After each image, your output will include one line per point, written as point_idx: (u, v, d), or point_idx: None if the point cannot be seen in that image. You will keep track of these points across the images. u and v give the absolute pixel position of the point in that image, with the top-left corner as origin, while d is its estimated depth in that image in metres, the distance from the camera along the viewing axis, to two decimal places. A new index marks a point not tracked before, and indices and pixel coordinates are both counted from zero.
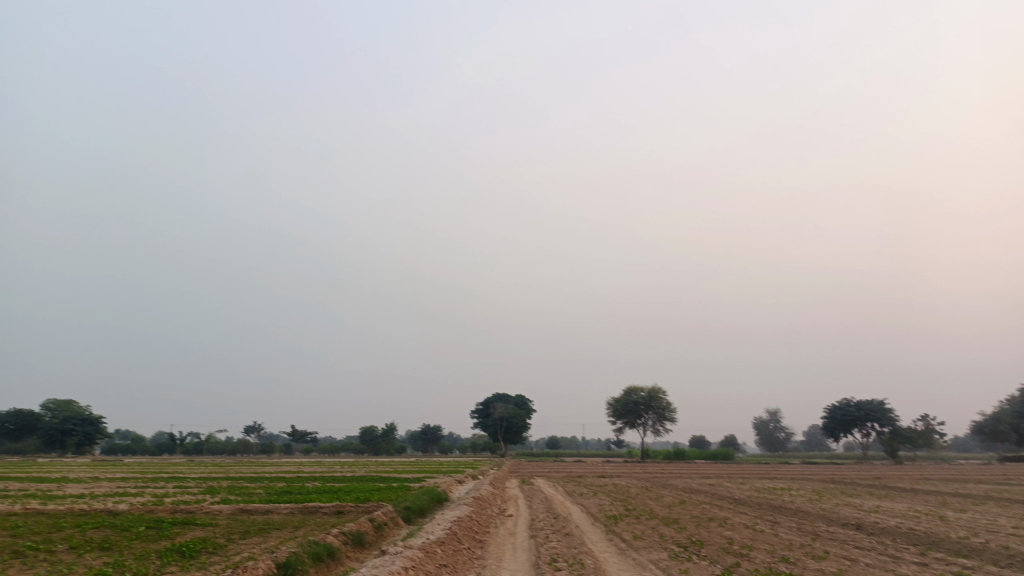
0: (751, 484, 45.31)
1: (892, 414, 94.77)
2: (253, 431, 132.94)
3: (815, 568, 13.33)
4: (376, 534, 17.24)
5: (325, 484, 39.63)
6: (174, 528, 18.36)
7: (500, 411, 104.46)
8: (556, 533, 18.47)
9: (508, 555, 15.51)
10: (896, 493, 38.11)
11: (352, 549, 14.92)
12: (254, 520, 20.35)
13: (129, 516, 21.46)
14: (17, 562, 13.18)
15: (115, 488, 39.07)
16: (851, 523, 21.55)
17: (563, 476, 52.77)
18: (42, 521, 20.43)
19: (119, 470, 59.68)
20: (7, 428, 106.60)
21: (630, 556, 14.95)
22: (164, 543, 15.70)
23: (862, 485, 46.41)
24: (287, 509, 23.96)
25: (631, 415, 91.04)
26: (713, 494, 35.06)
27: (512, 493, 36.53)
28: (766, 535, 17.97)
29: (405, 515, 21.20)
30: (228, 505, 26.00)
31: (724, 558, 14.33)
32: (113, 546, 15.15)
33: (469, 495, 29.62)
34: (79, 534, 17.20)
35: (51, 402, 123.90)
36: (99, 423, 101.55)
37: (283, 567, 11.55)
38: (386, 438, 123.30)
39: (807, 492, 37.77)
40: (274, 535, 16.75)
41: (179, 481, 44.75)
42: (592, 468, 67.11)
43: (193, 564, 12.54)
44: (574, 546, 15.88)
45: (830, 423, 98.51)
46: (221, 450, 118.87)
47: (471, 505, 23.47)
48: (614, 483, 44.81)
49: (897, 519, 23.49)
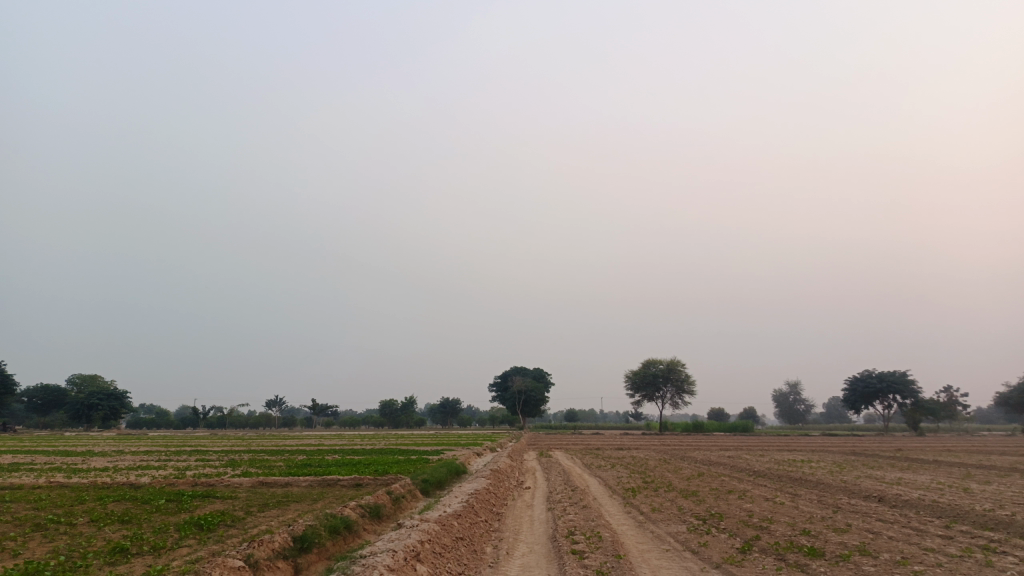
0: (771, 456, 45.00)
1: (914, 385, 93.76)
2: (276, 405, 134.65)
3: (839, 541, 13.08)
4: (394, 506, 17.23)
5: (345, 456, 40.01)
6: (194, 501, 18.48)
7: (519, 384, 104.79)
8: (573, 505, 18.39)
9: (526, 528, 15.39)
10: (919, 465, 37.61)
11: (369, 522, 14.91)
12: (273, 493, 20.42)
13: (150, 489, 21.69)
14: (38, 535, 13.24)
15: (138, 461, 39.67)
16: (873, 495, 21.23)
17: (581, 449, 52.81)
18: (65, 494, 20.66)
19: (144, 444, 60.47)
20: (35, 403, 108.70)
21: (648, 529, 14.78)
22: (182, 516, 15.75)
23: (884, 457, 45.97)
24: (306, 482, 24.10)
25: (649, 387, 90.91)
26: (733, 466, 34.94)
27: (530, 466, 36.64)
28: (787, 508, 17.70)
29: (422, 487, 21.20)
30: (248, 478, 26.21)
31: (744, 531, 14.09)
32: (132, 519, 15.22)
33: (487, 468, 29.69)
34: (99, 507, 17.31)
35: (77, 377, 126.15)
36: (124, 397, 103.07)
37: (299, 541, 11.47)
38: (406, 411, 124.32)
39: (828, 464, 37.46)
40: (292, 508, 16.78)
41: (202, 454, 45.46)
42: (610, 440, 67.15)
43: (211, 537, 12.55)
44: (591, 519, 15.76)
45: (852, 394, 97.73)
46: (243, 424, 120.59)
47: (489, 478, 23.46)
48: (633, 456, 44.68)
49: (921, 491, 23.13)
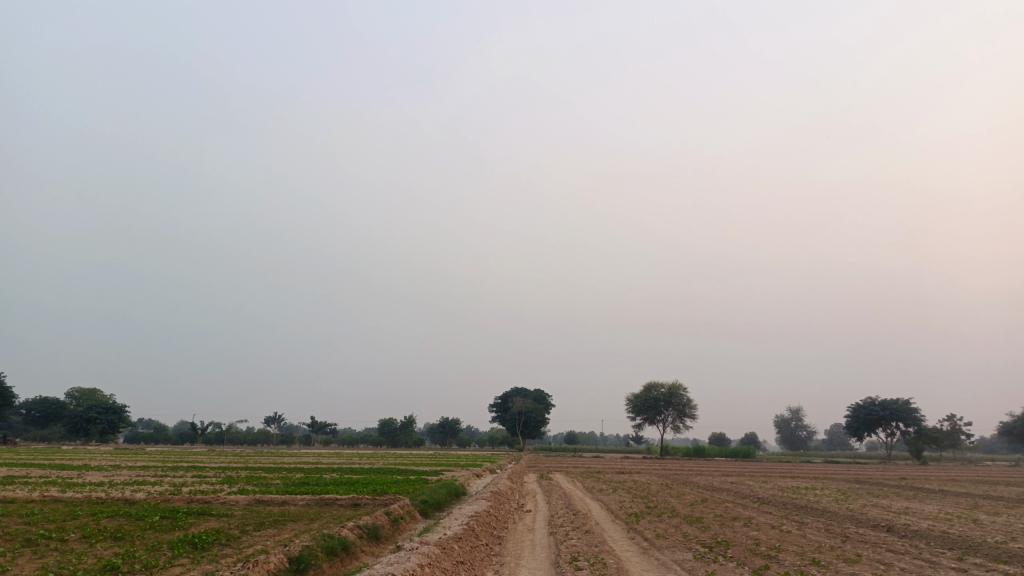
0: (774, 482, 44.44)
1: (918, 413, 93.03)
2: (274, 422, 133.89)
3: (850, 572, 12.71)
4: (393, 527, 16.92)
5: (343, 475, 39.64)
6: (189, 518, 18.17)
7: (519, 405, 104.13)
8: (576, 530, 18.05)
9: (527, 552, 15.03)
10: (924, 494, 37.10)
11: (367, 543, 14.59)
12: (270, 512, 20.11)
13: (145, 506, 21.33)
14: (28, 551, 12.94)
15: (135, 476, 39.27)
16: (881, 525, 20.85)
17: (582, 472, 52.22)
18: (58, 508, 20.35)
19: (140, 459, 59.96)
20: (33, 415, 108.20)
21: (653, 555, 14.42)
22: (177, 533, 15.42)
23: (889, 485, 45.40)
24: (303, 501, 23.74)
25: (650, 411, 90.27)
26: (736, 493, 34.47)
27: (530, 488, 36.20)
28: (794, 536, 17.37)
29: (422, 509, 20.84)
30: (245, 496, 25.87)
31: (753, 560, 13.73)
32: (125, 535, 14.90)
33: (486, 490, 29.29)
34: (93, 523, 17.00)
35: (76, 390, 125.76)
36: (122, 411, 102.58)
37: (295, 562, 11.15)
38: (405, 431, 123.57)
39: (832, 492, 37.00)
40: (289, 527, 16.48)
41: (199, 470, 45.10)
42: (611, 464, 66.47)
43: (205, 556, 12.21)
44: (595, 544, 15.41)
45: (854, 422, 96.98)
46: (242, 441, 119.91)
47: (489, 499, 23.09)
48: (634, 480, 44.20)
49: (929, 521, 22.68)
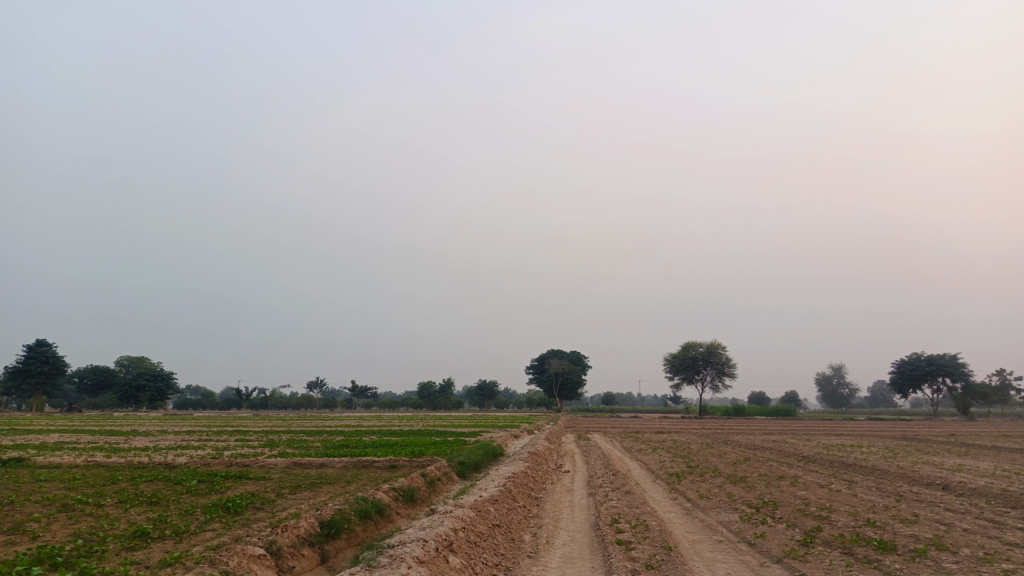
0: (818, 440, 43.43)
1: (965, 368, 90.39)
2: (317, 386, 135.97)
3: (909, 533, 11.94)
4: (428, 489, 16.64)
5: (383, 437, 40.01)
6: (225, 482, 18.15)
7: (556, 366, 103.91)
8: (615, 491, 17.58)
9: (566, 514, 14.58)
10: (976, 450, 35.89)
11: (403, 505, 14.30)
12: (307, 475, 20.07)
13: (185, 469, 21.57)
14: (61, 516, 12.87)
15: (179, 441, 40.11)
16: (935, 483, 19.99)
17: (620, 432, 51.85)
18: (99, 473, 20.54)
19: (186, 424, 61.29)
20: (86, 383, 111.51)
21: (697, 517, 13.85)
22: (212, 497, 15.34)
23: (938, 441, 44.19)
24: (341, 463, 23.72)
25: (689, 370, 89.33)
26: (779, 451, 33.73)
27: (569, 449, 35.88)
28: (845, 496, 16.68)
29: (459, 470, 20.56)
30: (283, 459, 25.95)
31: (804, 522, 13.04)
32: (161, 500, 14.85)
33: (524, 450, 29.07)
34: (131, 487, 17.09)
35: (125, 359, 129.45)
36: (169, 378, 104.79)
37: (327, 527, 10.81)
38: (444, 393, 124.54)
39: (879, 450, 35.92)
40: (324, 490, 16.34)
41: (242, 434, 46.01)
42: (649, 424, 65.97)
43: (237, 521, 11.94)
44: (636, 506, 14.89)
45: (899, 377, 94.77)
46: (285, 405, 122.32)
47: (527, 460, 22.80)
48: (674, 439, 43.64)
49: (985, 478, 21.71)
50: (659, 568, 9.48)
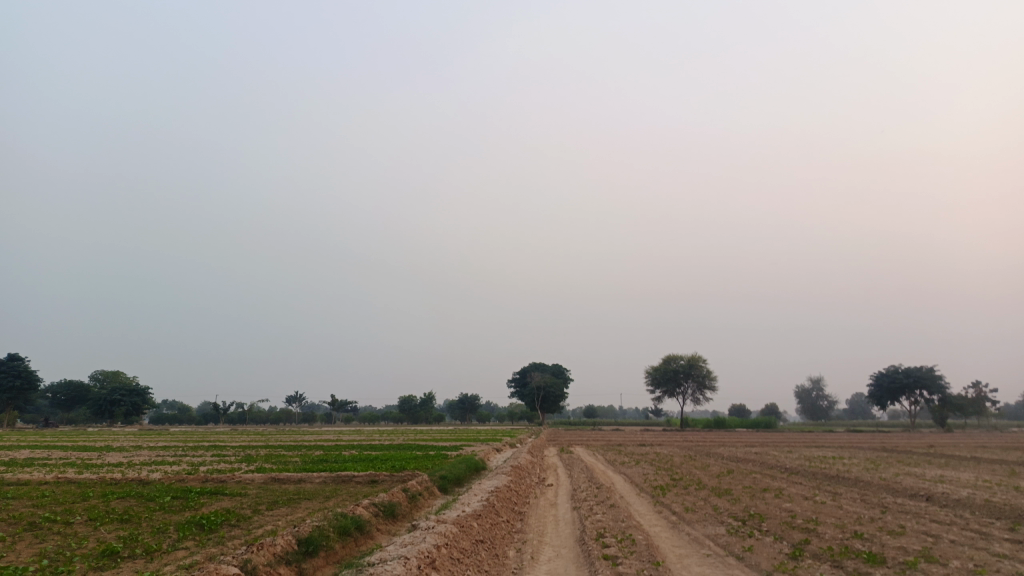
0: (799, 452, 43.41)
1: (942, 380, 91.33)
2: (296, 400, 134.41)
3: (897, 545, 11.83)
4: (410, 505, 16.28)
5: (363, 452, 39.39)
6: (200, 498, 17.68)
7: (538, 380, 103.51)
8: (600, 504, 17.35)
9: (550, 529, 14.33)
10: (957, 462, 36.08)
11: (383, 521, 13.96)
12: (284, 490, 19.60)
13: (158, 486, 21.02)
14: (29, 535, 12.40)
15: (154, 457, 39.25)
16: (919, 494, 19.96)
17: (602, 445, 51.59)
18: (69, 490, 19.96)
19: (162, 440, 60.23)
20: (59, 398, 109.47)
21: (684, 531, 13.66)
22: (186, 514, 14.90)
23: (917, 453, 44.43)
24: (320, 478, 23.26)
25: (670, 383, 89.39)
26: (762, 463, 33.66)
27: (551, 462, 35.57)
28: (830, 507, 16.58)
29: (440, 485, 20.21)
30: (261, 474, 25.41)
31: (791, 534, 12.90)
32: (133, 517, 14.39)
33: (507, 464, 28.71)
34: (102, 504, 16.58)
35: (100, 373, 127.34)
36: (145, 393, 102.99)
37: (305, 544, 10.46)
38: (425, 407, 123.66)
39: (861, 461, 36.01)
40: (303, 506, 15.95)
41: (218, 449, 45.16)
42: (631, 437, 65.80)
43: (211, 539, 11.53)
44: (621, 520, 14.67)
45: (877, 389, 95.53)
46: (264, 420, 120.79)
47: (510, 474, 22.52)
48: (656, 452, 43.47)
49: (968, 489, 21.75)
50: None
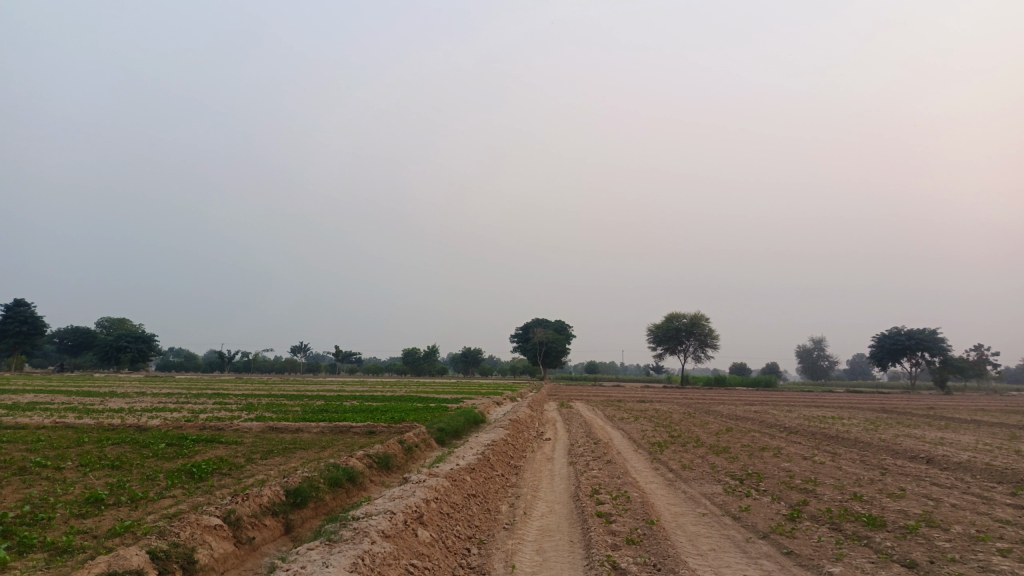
0: (799, 412, 43.33)
1: (944, 342, 91.05)
2: (301, 350, 135.12)
3: (897, 508, 11.60)
4: (405, 456, 16.15)
5: (364, 402, 39.50)
6: (196, 445, 17.59)
7: (541, 335, 103.55)
8: (597, 460, 17.21)
9: (545, 484, 14.19)
10: (957, 424, 35.92)
11: (376, 473, 13.82)
12: (281, 439, 19.47)
13: (154, 432, 20.89)
14: (17, 479, 12.26)
15: (156, 403, 39.38)
16: (920, 456, 19.76)
17: (603, 400, 51.65)
18: (65, 435, 19.82)
19: (165, 387, 60.39)
20: (66, 344, 110.25)
21: (680, 488, 13.46)
22: (178, 461, 14.75)
23: (918, 414, 44.25)
24: (318, 428, 23.16)
25: (672, 341, 89.34)
26: (761, 422, 33.60)
27: (551, 416, 35.50)
28: (830, 468, 16.37)
29: (438, 437, 20.11)
30: (259, 423, 25.29)
31: (789, 495, 12.70)
32: (124, 463, 14.23)
33: (505, 417, 28.68)
34: (95, 450, 16.46)
35: (106, 320, 128.04)
36: (151, 340, 103.46)
37: (293, 495, 10.27)
38: (428, 359, 124.17)
39: (860, 421, 35.97)
40: (298, 456, 15.80)
41: (220, 397, 45.32)
42: (632, 392, 66.04)
43: (199, 488, 11.32)
44: (617, 476, 14.50)
45: (879, 350, 95.38)
46: (268, 369, 121.76)
47: (508, 428, 22.43)
48: (656, 408, 43.52)
49: (969, 452, 21.57)
50: (641, 543, 8.99)
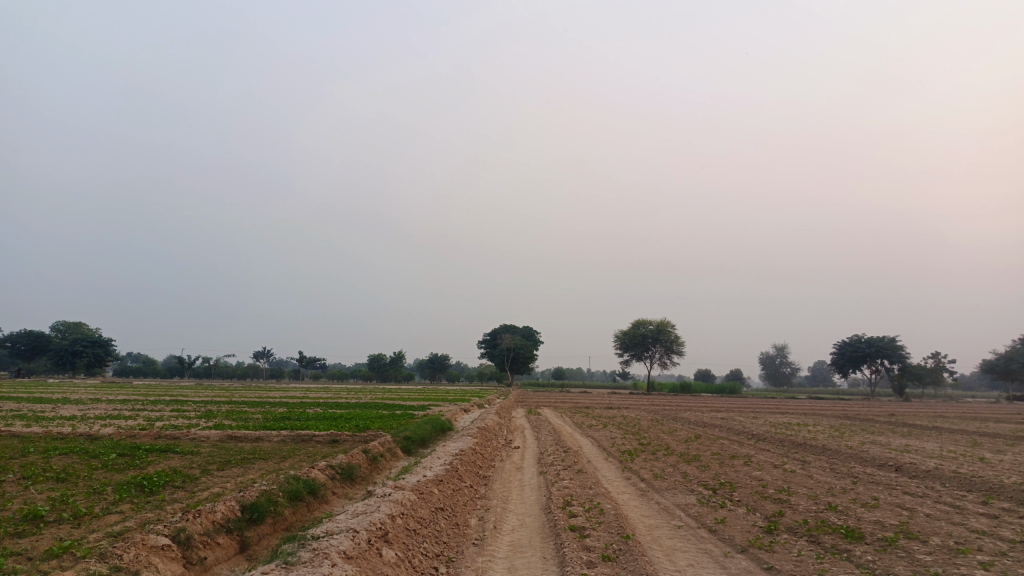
0: (765, 418, 43.41)
1: (902, 350, 92.79)
2: (264, 355, 132.67)
3: (873, 519, 11.40)
4: (370, 467, 15.58)
5: (328, 410, 38.62)
6: (149, 456, 16.77)
7: (508, 341, 103.08)
8: (568, 469, 16.83)
9: (515, 495, 13.76)
10: (919, 431, 36.30)
11: (339, 484, 13.27)
12: (240, 449, 18.73)
13: (105, 442, 19.94)
14: None
15: (111, 410, 38.08)
16: (888, 464, 19.73)
17: (571, 407, 51.37)
18: (10, 444, 18.82)
19: (123, 393, 58.59)
20: (19, 348, 106.71)
21: (654, 499, 13.14)
22: (129, 474, 13.99)
23: (881, 422, 44.62)
24: (280, 437, 22.39)
25: (638, 347, 89.62)
26: (729, 429, 33.56)
27: (518, 424, 35.09)
28: (801, 477, 16.21)
29: (404, 446, 19.55)
30: (218, 432, 24.43)
31: (764, 505, 12.44)
32: (70, 476, 13.43)
33: (473, 425, 28.21)
34: (41, 461, 15.57)
35: (62, 323, 124.52)
36: (109, 344, 100.76)
37: (250, 511, 9.70)
38: (394, 365, 122.87)
39: (826, 428, 36.20)
40: (257, 467, 15.12)
41: (179, 404, 44.03)
42: (599, 399, 66.03)
43: (149, 503, 10.65)
44: (588, 486, 14.14)
45: (840, 358, 96.80)
46: (230, 374, 119.37)
47: (476, 436, 21.95)
48: (624, 415, 43.27)
49: (935, 460, 21.64)
50: (617, 560, 8.61)
